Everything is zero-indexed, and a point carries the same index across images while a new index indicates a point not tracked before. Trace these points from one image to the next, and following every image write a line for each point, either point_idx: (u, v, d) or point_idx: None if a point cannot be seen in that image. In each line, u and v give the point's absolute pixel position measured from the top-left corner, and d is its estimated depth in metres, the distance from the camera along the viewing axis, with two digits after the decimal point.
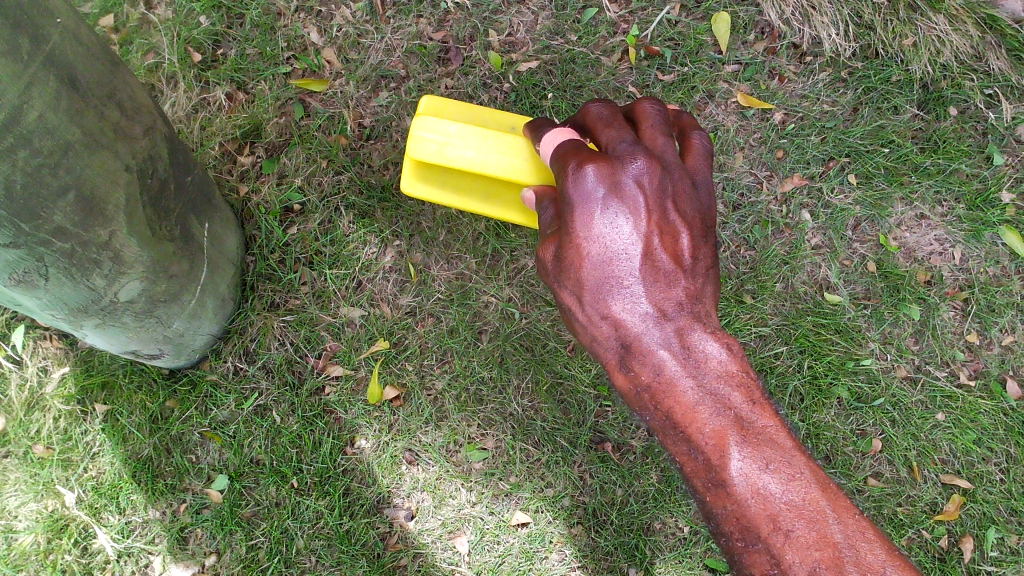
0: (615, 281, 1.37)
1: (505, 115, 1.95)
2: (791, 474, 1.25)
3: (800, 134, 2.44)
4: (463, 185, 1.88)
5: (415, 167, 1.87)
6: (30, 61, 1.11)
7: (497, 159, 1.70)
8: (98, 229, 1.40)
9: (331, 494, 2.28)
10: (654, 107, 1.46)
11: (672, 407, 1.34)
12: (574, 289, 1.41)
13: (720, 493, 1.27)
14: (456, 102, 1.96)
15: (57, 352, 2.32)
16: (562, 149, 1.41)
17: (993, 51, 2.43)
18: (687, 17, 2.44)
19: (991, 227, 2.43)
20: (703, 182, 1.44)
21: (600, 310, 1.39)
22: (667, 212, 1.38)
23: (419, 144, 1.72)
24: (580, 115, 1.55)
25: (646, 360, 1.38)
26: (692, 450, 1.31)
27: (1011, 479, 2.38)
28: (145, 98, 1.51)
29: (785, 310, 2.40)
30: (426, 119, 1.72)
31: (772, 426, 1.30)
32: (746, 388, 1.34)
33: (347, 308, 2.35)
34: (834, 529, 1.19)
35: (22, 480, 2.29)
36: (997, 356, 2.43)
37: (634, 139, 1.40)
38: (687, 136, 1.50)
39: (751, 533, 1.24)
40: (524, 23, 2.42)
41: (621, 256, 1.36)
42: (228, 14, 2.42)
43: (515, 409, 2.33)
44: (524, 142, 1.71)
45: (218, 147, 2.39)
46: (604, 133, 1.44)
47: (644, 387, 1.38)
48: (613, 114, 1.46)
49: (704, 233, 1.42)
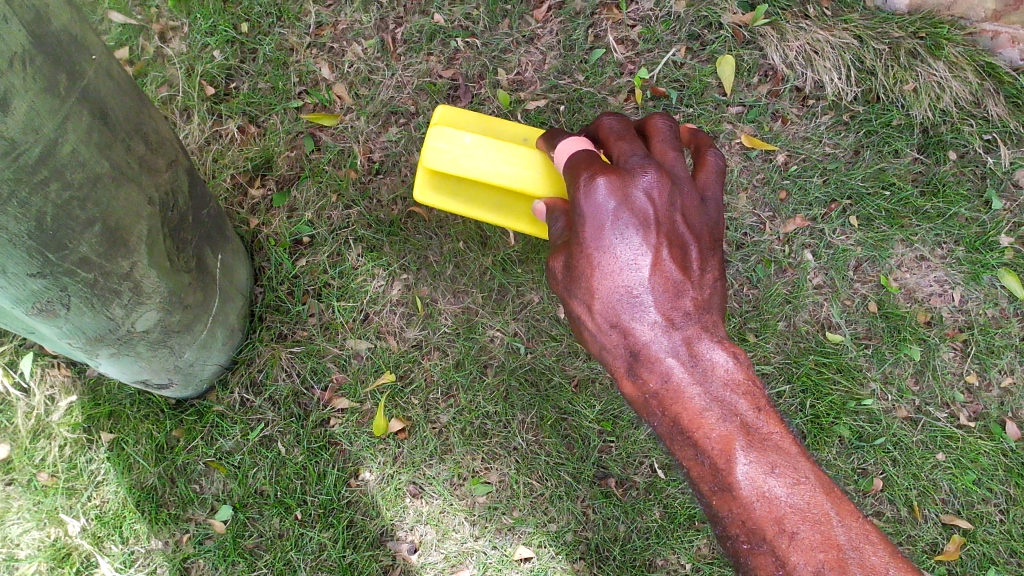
0: (624, 291, 1.39)
1: (518, 126, 2.01)
2: (795, 478, 1.24)
3: (803, 175, 2.48)
4: (475, 195, 1.92)
5: (429, 176, 1.93)
6: (67, 97, 1.13)
7: (511, 170, 1.74)
8: (121, 260, 1.42)
9: (335, 526, 2.29)
10: (665, 122, 1.53)
11: (680, 413, 1.34)
12: (585, 298, 1.43)
13: (726, 496, 1.27)
14: (470, 113, 2.02)
15: (65, 380, 2.33)
16: (575, 162, 1.46)
17: (992, 98, 2.46)
18: (692, 59, 2.49)
19: (990, 270, 2.46)
20: (712, 198, 1.48)
21: (609, 318, 1.41)
22: (676, 225, 1.41)
23: (434, 153, 1.76)
24: (595, 128, 1.61)
25: (654, 367, 1.38)
26: (699, 455, 1.31)
27: (1011, 520, 2.40)
28: (168, 132, 1.54)
29: (787, 349, 2.43)
30: (442, 129, 1.77)
31: (778, 433, 1.30)
32: (752, 396, 1.33)
33: (354, 341, 2.37)
34: (838, 531, 1.19)
35: (26, 508, 2.29)
36: (996, 397, 2.45)
37: (645, 153, 1.45)
38: (701, 154, 1.55)
39: (756, 536, 1.23)
40: (532, 63, 2.47)
41: (630, 266, 1.38)
42: (241, 49, 2.47)
43: (520, 443, 2.34)
44: (538, 154, 1.75)
45: (230, 180, 2.41)
46: (616, 146, 1.49)
47: (651, 393, 1.38)
48: (625, 127, 1.52)
49: (712, 246, 1.46)
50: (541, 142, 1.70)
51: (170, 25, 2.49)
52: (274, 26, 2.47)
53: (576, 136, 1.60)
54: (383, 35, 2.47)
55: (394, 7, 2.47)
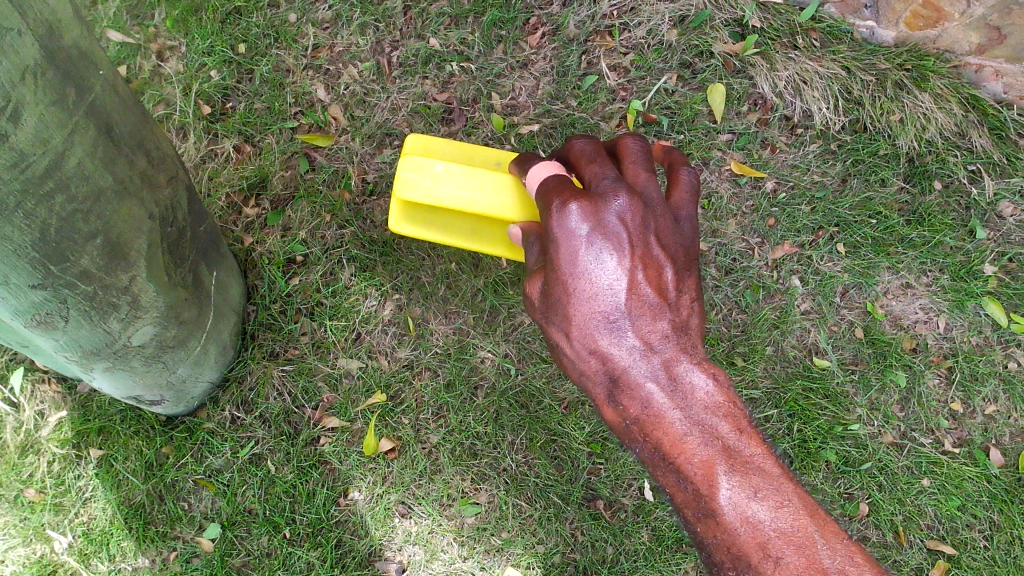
0: (601, 316, 1.40)
1: (488, 151, 2.04)
2: (779, 501, 1.25)
3: (791, 203, 2.52)
4: (449, 223, 1.95)
5: (401, 208, 1.93)
6: (75, 110, 1.15)
7: (486, 198, 1.77)
8: (120, 274, 1.43)
9: (323, 545, 2.29)
10: (636, 143, 1.56)
11: (661, 439, 1.35)
12: (563, 325, 1.44)
13: (711, 523, 1.28)
14: (439, 140, 2.04)
15: (55, 395, 2.33)
16: (547, 188, 1.49)
17: (976, 129, 2.51)
18: (683, 87, 2.53)
19: (974, 298, 2.50)
20: (686, 216, 1.54)
21: (587, 344, 1.42)
22: (650, 246, 1.43)
23: (408, 185, 1.78)
24: (566, 149, 1.64)
25: (634, 393, 1.39)
26: (682, 481, 1.32)
27: (995, 546, 2.42)
28: (169, 148, 1.55)
29: (774, 374, 2.46)
30: (413, 159, 1.78)
31: (760, 454, 1.31)
32: (733, 418, 1.34)
33: (345, 360, 2.37)
34: (825, 555, 1.20)
35: (12, 524, 2.28)
36: (980, 424, 2.48)
37: (616, 175, 1.48)
38: (674, 171, 1.59)
39: (743, 562, 1.25)
40: (526, 88, 2.51)
41: (606, 291, 1.39)
42: (239, 69, 2.50)
43: (509, 464, 2.35)
44: (512, 180, 1.78)
45: (225, 198, 2.43)
46: (588, 169, 1.52)
47: (632, 419, 1.39)
48: (596, 151, 1.55)
49: (687, 265, 1.49)
50: (514, 167, 1.73)
51: (168, 44, 2.53)
52: (272, 47, 2.50)
53: (548, 161, 1.63)
54: (380, 58, 2.51)
55: (390, 31, 2.51)
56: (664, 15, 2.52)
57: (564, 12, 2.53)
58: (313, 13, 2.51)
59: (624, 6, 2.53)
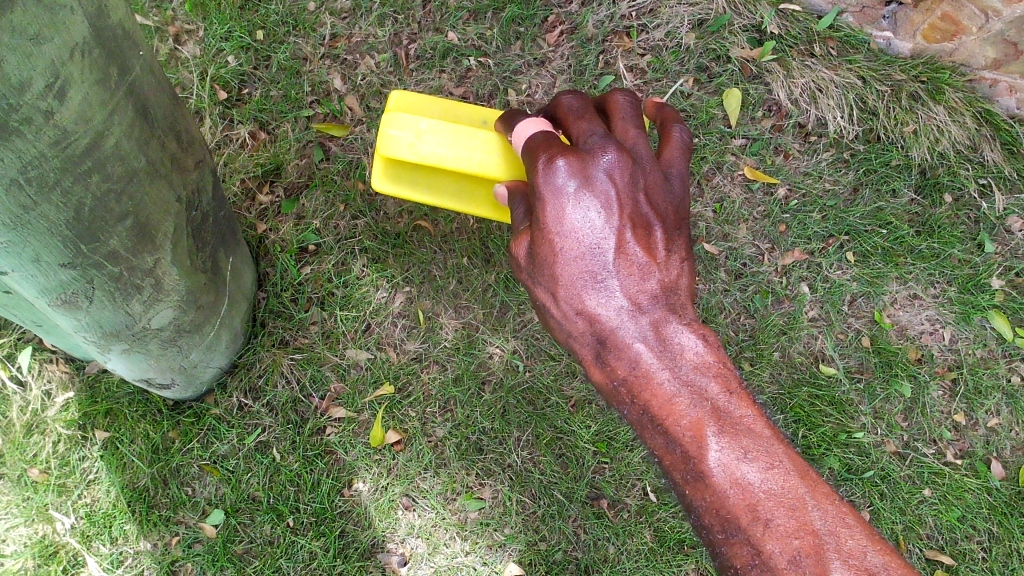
0: (589, 275, 1.40)
1: (473, 108, 1.99)
2: (769, 463, 1.26)
3: (802, 210, 2.53)
4: (434, 183, 1.92)
5: (385, 165, 1.91)
6: (117, 88, 1.15)
7: (470, 156, 1.75)
8: (145, 256, 1.43)
9: (327, 535, 2.28)
10: (626, 99, 1.52)
11: (650, 401, 1.36)
12: (549, 285, 1.43)
13: (700, 485, 1.29)
14: (425, 97, 2.00)
15: (63, 376, 2.32)
16: (533, 144, 1.44)
17: (988, 143, 2.53)
18: (699, 91, 2.54)
19: (980, 311, 2.51)
20: (677, 173, 1.48)
21: (574, 305, 1.42)
22: (639, 205, 1.41)
23: (390, 143, 1.77)
24: (553, 107, 1.60)
25: (622, 354, 1.40)
26: (670, 442, 1.33)
27: (993, 558, 2.43)
28: (197, 131, 1.54)
29: (781, 379, 2.47)
30: (397, 116, 1.77)
31: (750, 416, 1.32)
32: (723, 379, 1.36)
33: (354, 351, 2.37)
34: (815, 516, 1.21)
35: (15, 503, 2.26)
36: (982, 436, 2.49)
37: (605, 132, 1.44)
38: (667, 128, 1.54)
39: (731, 524, 1.25)
40: (542, 85, 2.51)
41: (594, 250, 1.39)
42: (256, 56, 2.49)
43: (515, 460, 2.36)
44: (497, 138, 1.76)
45: (240, 184, 2.42)
46: (575, 125, 1.48)
47: (620, 380, 1.40)
48: (584, 107, 1.51)
49: (678, 225, 1.46)
50: (500, 124, 1.69)
51: (185, 28, 2.52)
52: (290, 35, 2.49)
53: (534, 117, 1.58)
54: (396, 50, 2.51)
55: (409, 23, 2.51)
56: (683, 18, 2.53)
57: (583, 12, 2.53)
58: (332, 3, 2.51)
59: (642, 8, 2.54)
